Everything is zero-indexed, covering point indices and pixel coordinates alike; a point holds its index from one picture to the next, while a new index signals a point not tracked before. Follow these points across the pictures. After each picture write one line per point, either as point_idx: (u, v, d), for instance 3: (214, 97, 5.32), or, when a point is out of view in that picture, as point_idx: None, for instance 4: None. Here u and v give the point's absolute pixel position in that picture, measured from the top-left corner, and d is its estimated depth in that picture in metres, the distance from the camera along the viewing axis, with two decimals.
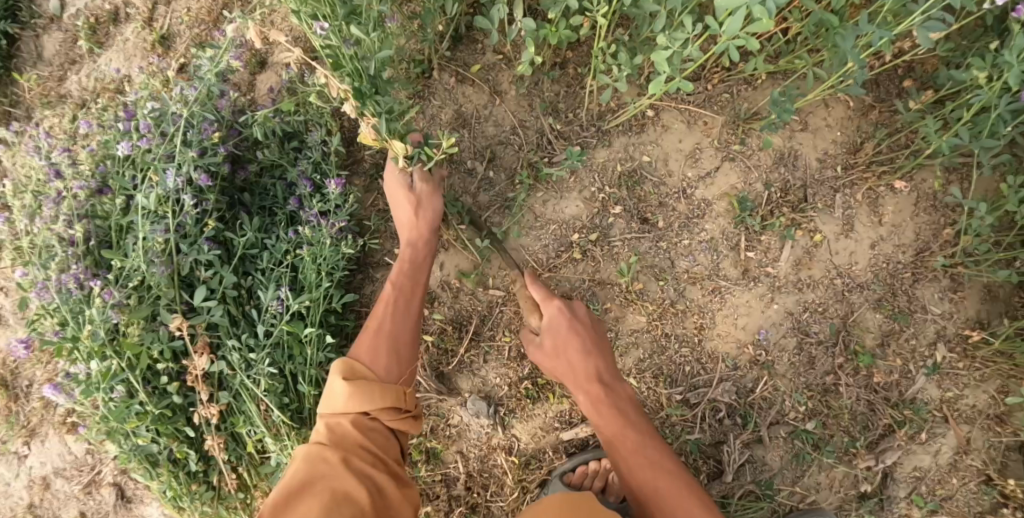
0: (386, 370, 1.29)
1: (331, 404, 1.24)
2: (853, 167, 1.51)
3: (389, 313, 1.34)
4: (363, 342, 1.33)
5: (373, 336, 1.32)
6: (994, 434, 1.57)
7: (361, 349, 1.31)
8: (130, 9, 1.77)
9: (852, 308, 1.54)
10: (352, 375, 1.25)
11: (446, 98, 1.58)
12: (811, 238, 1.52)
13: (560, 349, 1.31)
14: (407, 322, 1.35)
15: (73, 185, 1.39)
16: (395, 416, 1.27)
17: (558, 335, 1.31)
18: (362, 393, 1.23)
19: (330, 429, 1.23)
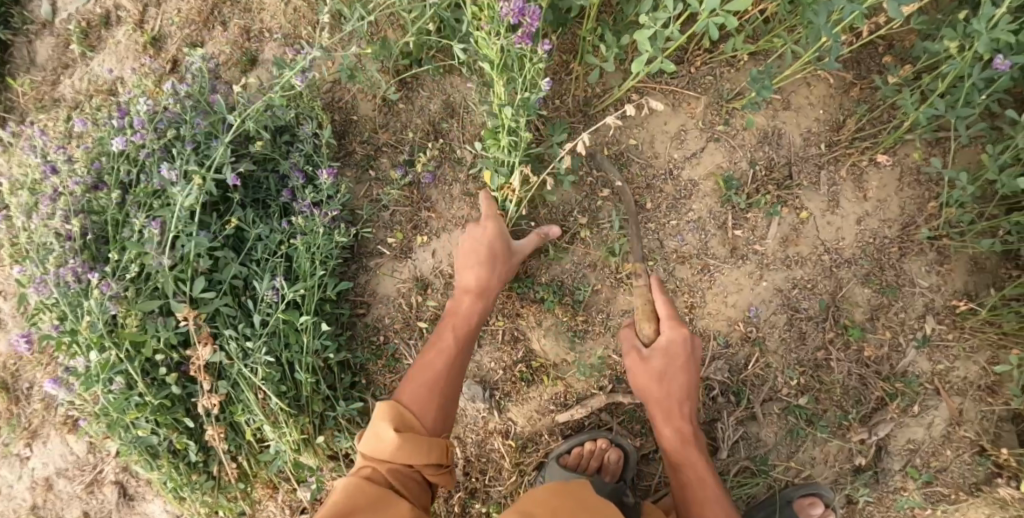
0: (431, 424, 1.27)
1: (376, 448, 1.23)
2: (836, 144, 1.53)
3: (444, 368, 1.32)
4: (411, 389, 1.30)
5: (425, 386, 1.30)
6: (987, 405, 1.59)
7: (409, 396, 1.29)
8: (121, 12, 1.80)
9: (840, 283, 1.56)
10: (401, 425, 1.24)
11: (435, 89, 1.61)
12: (797, 215, 1.54)
13: (668, 376, 1.31)
14: (455, 379, 1.33)
15: (69, 181, 1.40)
16: (435, 471, 1.26)
17: (669, 359, 1.30)
18: (409, 447, 1.21)
19: (374, 473, 1.21)
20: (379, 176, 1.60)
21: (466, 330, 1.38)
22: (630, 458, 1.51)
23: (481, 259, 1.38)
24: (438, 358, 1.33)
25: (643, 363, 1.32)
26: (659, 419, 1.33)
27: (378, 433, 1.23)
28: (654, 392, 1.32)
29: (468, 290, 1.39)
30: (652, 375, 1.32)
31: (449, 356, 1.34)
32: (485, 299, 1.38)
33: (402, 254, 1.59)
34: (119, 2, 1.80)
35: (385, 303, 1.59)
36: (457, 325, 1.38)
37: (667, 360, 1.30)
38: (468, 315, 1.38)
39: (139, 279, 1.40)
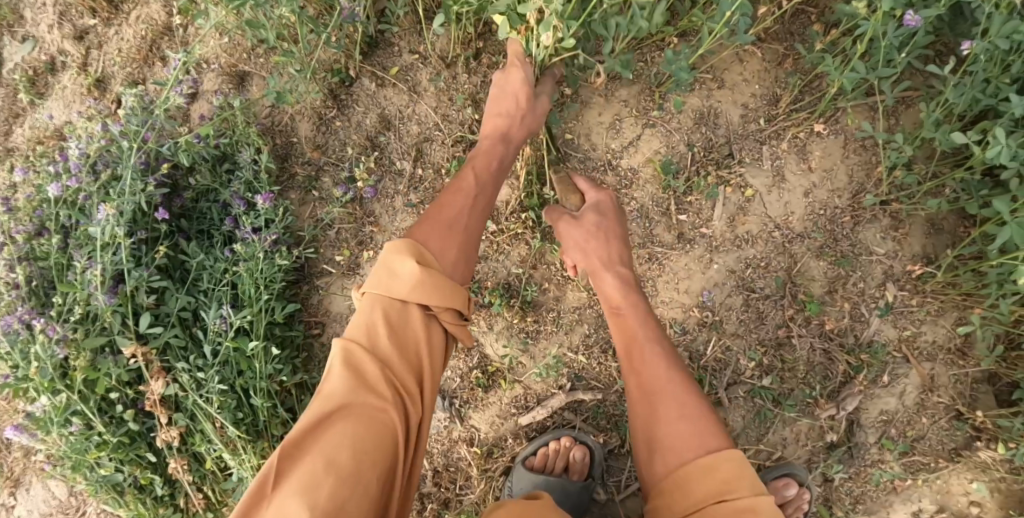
0: (452, 267, 1.12)
1: (389, 287, 1.06)
2: (775, 119, 1.51)
3: (468, 208, 1.18)
4: (429, 224, 1.15)
5: (445, 224, 1.15)
6: (958, 368, 1.56)
7: (427, 232, 1.13)
8: (64, 57, 1.77)
9: (794, 258, 1.54)
10: (422, 261, 1.07)
11: (369, 103, 1.61)
12: (742, 193, 1.53)
13: (604, 231, 1.29)
14: (476, 224, 1.19)
15: (11, 231, 1.41)
16: (456, 322, 1.10)
17: (605, 214, 1.32)
18: (432, 287, 1.05)
19: (385, 322, 1.04)
20: (322, 196, 1.60)
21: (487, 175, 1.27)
22: (597, 454, 1.49)
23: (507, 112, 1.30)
24: (460, 196, 1.20)
25: (576, 221, 1.31)
26: (599, 267, 1.26)
27: (393, 268, 1.06)
28: (590, 243, 1.28)
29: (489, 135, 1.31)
30: (588, 232, 1.29)
31: (470, 198, 1.21)
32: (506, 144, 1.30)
33: (350, 269, 1.59)
34: (61, 47, 1.77)
35: (340, 320, 1.59)
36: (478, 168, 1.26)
37: (598, 215, 1.31)
38: (491, 161, 1.28)
39: (88, 319, 1.40)
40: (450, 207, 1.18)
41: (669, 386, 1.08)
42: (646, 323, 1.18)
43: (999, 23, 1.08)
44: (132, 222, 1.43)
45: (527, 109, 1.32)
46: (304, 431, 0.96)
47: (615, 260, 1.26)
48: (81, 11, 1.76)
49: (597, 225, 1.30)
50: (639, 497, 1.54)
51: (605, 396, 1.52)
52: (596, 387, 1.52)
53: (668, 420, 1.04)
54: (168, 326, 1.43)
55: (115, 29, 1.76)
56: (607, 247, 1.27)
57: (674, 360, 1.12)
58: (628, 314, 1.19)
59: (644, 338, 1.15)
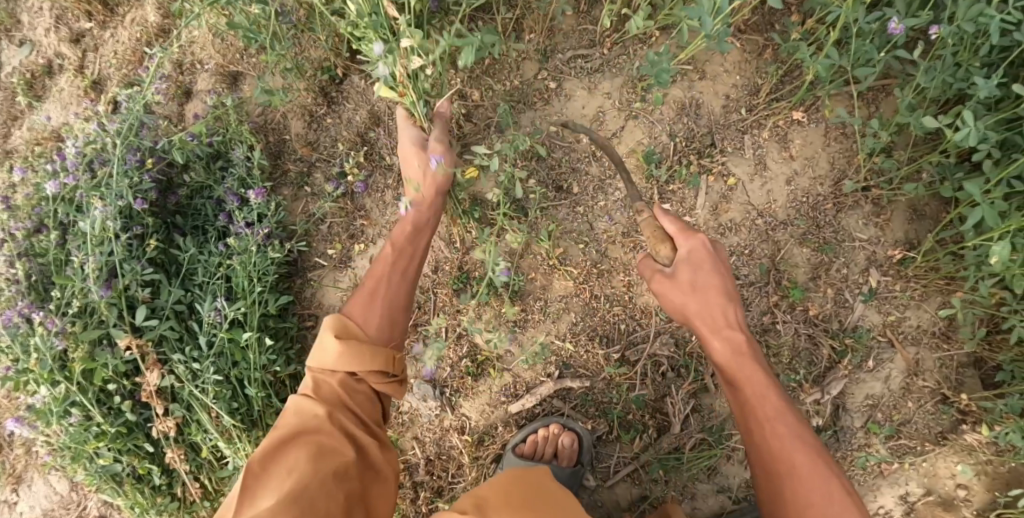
0: (378, 333, 1.27)
1: (320, 358, 1.22)
2: (756, 108, 1.54)
3: (389, 276, 1.32)
4: (358, 299, 1.31)
5: (367, 296, 1.30)
6: (942, 351, 1.57)
7: (354, 306, 1.30)
8: (62, 60, 1.82)
9: (778, 245, 1.56)
10: (344, 334, 1.23)
11: (359, 100, 1.64)
12: (725, 182, 1.55)
13: (701, 288, 1.21)
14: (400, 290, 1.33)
15: (10, 228, 1.45)
16: (383, 381, 1.24)
17: (700, 267, 1.22)
18: (352, 355, 1.20)
19: (317, 382, 1.21)
20: (314, 191, 1.64)
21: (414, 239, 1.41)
22: (585, 440, 1.51)
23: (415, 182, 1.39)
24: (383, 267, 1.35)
25: (672, 281, 1.23)
26: (704, 331, 1.22)
27: (321, 343, 1.23)
28: (688, 302, 1.22)
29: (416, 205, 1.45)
30: (684, 288, 1.22)
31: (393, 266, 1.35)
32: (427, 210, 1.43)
33: (342, 263, 1.62)
34: (58, 50, 1.82)
35: (333, 313, 1.62)
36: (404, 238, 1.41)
37: (694, 269, 1.22)
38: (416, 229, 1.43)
39: (86, 313, 1.44)
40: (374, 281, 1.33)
41: (794, 459, 1.08)
42: (768, 393, 1.15)
43: (965, 7, 1.11)
44: (129, 218, 1.47)
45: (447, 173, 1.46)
46: (266, 453, 1.11)
47: (720, 319, 1.21)
48: (78, 15, 1.81)
49: (691, 281, 1.22)
50: (628, 483, 1.57)
51: (593, 383, 1.55)
52: (584, 374, 1.55)
53: (810, 504, 1.05)
54: (164, 319, 1.47)
55: (110, 31, 1.81)
56: (712, 307, 1.21)
57: (805, 435, 1.10)
58: (744, 382, 1.17)
59: (768, 410, 1.13)
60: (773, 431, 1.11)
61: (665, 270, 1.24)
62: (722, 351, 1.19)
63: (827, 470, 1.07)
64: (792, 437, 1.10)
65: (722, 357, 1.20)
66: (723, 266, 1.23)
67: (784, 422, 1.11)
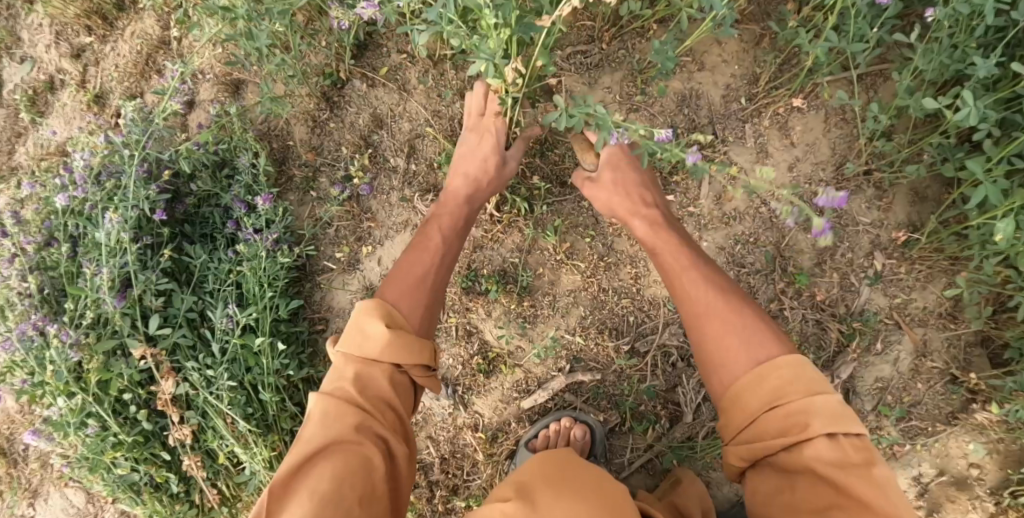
0: (418, 323, 1.21)
1: (363, 347, 1.13)
2: (755, 97, 1.55)
3: (432, 267, 1.28)
4: (397, 285, 1.24)
5: (411, 283, 1.24)
6: (950, 331, 1.60)
7: (395, 291, 1.23)
8: (63, 75, 1.83)
9: (782, 233, 1.58)
10: (391, 323, 1.16)
11: (361, 104, 1.65)
12: (727, 171, 1.56)
13: (622, 184, 1.38)
14: (441, 283, 1.29)
15: (21, 242, 1.45)
16: (423, 375, 1.18)
17: (618, 167, 1.40)
18: (400, 346, 1.13)
19: (358, 377, 1.11)
20: (320, 196, 1.64)
21: (453, 232, 1.36)
22: (597, 432, 1.52)
23: (475, 177, 1.40)
24: (426, 255, 1.29)
25: (596, 182, 1.40)
26: (624, 215, 1.35)
27: (364, 329, 1.14)
28: (613, 199, 1.37)
29: (454, 195, 1.40)
30: (607, 187, 1.39)
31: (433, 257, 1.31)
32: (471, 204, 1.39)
33: (350, 266, 1.62)
34: (60, 65, 1.83)
35: (342, 315, 1.62)
36: (443, 228, 1.36)
37: (614, 169, 1.40)
38: (454, 219, 1.37)
39: (99, 324, 1.44)
40: (417, 269, 1.27)
41: (715, 302, 1.14)
42: (680, 253, 1.24)
43: None
44: (139, 229, 1.47)
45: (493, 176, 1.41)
46: (286, 474, 1.01)
47: (637, 203, 1.35)
48: (78, 30, 1.82)
49: (610, 178, 1.39)
50: (643, 474, 1.58)
51: (604, 376, 1.56)
52: (594, 367, 1.56)
53: (726, 343, 1.08)
54: (177, 328, 1.47)
55: (111, 45, 1.82)
56: (631, 194, 1.36)
57: (721, 285, 1.16)
58: (663, 250, 1.27)
59: (683, 270, 1.21)
60: (689, 282, 1.19)
61: (591, 175, 1.42)
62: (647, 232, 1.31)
63: (739, 307, 1.12)
64: (709, 289, 1.15)
65: (642, 231, 1.31)
66: (639, 168, 1.40)
67: (700, 278, 1.18)
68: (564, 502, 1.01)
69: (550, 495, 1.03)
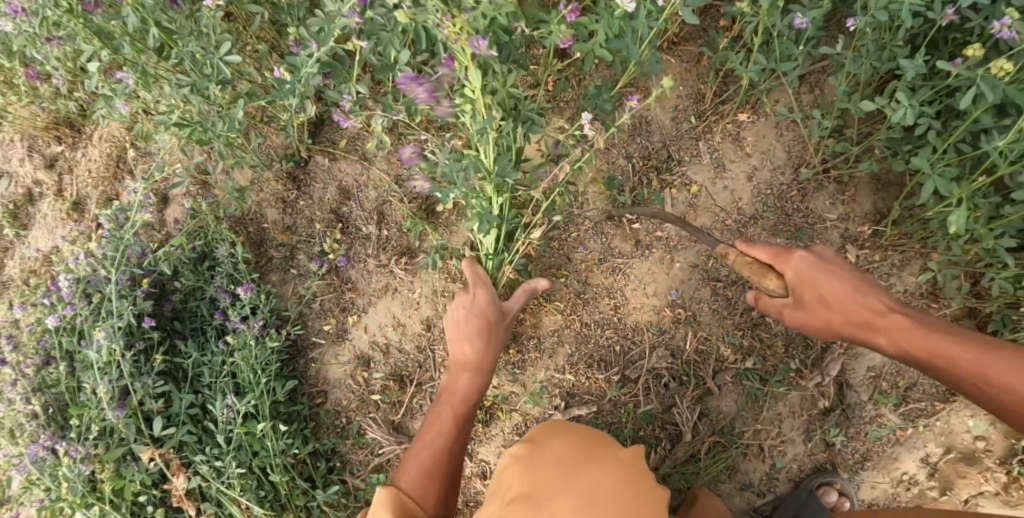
0: (431, 508, 1.20)
1: None
2: (704, 115, 1.58)
3: (444, 446, 1.28)
4: (411, 475, 1.23)
5: (426, 469, 1.24)
6: (935, 311, 1.60)
7: (409, 480, 1.22)
8: (41, 187, 1.71)
9: (752, 241, 1.60)
10: (403, 512, 1.15)
11: (327, 178, 1.68)
12: (688, 191, 1.59)
13: (830, 300, 1.14)
14: (455, 460, 1.29)
15: (21, 365, 1.46)
16: None
17: (816, 283, 1.14)
18: None
19: None
20: (301, 272, 1.66)
21: (463, 410, 1.36)
22: None
23: (477, 330, 1.39)
24: (437, 436, 1.30)
25: (797, 307, 1.17)
26: (864, 330, 1.15)
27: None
28: (831, 319, 1.15)
29: (463, 364, 1.39)
30: (817, 306, 1.15)
31: (446, 437, 1.31)
32: (480, 372, 1.38)
33: (339, 337, 1.65)
34: (36, 178, 1.71)
35: (339, 387, 1.64)
36: (453, 405, 1.36)
37: (815, 287, 1.14)
38: (464, 395, 1.36)
39: (105, 433, 1.45)
40: (429, 454, 1.27)
41: None
42: (959, 351, 1.07)
43: None
44: (130, 336, 1.49)
45: (491, 324, 1.40)
46: None
47: (866, 312, 1.14)
48: (48, 140, 1.71)
49: (817, 300, 1.14)
50: None
51: (600, 407, 1.60)
52: (589, 399, 1.60)
53: None
54: (182, 425, 1.49)
55: (81, 151, 1.70)
56: (858, 304, 1.14)
57: None
58: (935, 355, 1.10)
59: (987, 369, 1.04)
60: (1011, 382, 1.03)
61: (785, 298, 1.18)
62: (892, 343, 1.14)
63: None
64: None
65: (896, 348, 1.13)
66: (835, 265, 1.16)
67: (1018, 367, 1.03)
68: (560, 441, 1.05)
69: (548, 436, 1.06)
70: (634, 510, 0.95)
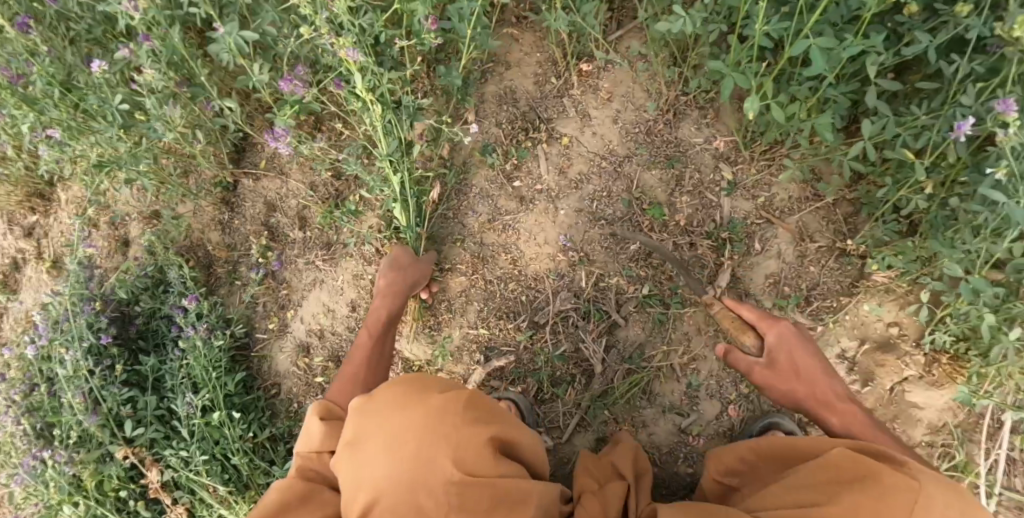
0: None
1: (307, 443, 1.29)
2: (562, 73, 1.73)
3: (364, 359, 1.49)
4: (338, 386, 1.44)
5: (349, 380, 1.44)
6: (824, 211, 1.70)
7: (338, 392, 1.42)
8: (24, 253, 2.01)
9: (630, 178, 1.72)
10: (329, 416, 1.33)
11: (254, 197, 1.87)
12: (561, 143, 1.73)
13: (799, 370, 1.38)
14: (377, 371, 1.49)
15: (11, 393, 1.71)
16: None
17: (790, 350, 1.40)
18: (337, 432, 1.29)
19: (303, 466, 1.27)
20: (242, 282, 1.87)
21: (382, 328, 1.56)
22: (521, 403, 1.68)
23: (387, 271, 1.60)
24: (359, 354, 1.50)
25: (771, 369, 1.40)
26: (819, 405, 1.37)
27: (309, 428, 1.31)
28: (796, 386, 1.38)
29: (379, 293, 1.58)
30: (788, 372, 1.39)
31: (367, 352, 1.51)
32: (393, 296, 1.57)
33: (282, 331, 1.84)
34: (18, 247, 2.01)
35: (289, 376, 1.84)
36: (373, 325, 1.56)
37: (789, 353, 1.40)
38: (381, 316, 1.56)
39: (86, 440, 1.66)
40: (352, 367, 1.47)
41: None
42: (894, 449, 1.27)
43: None
44: (98, 354, 1.70)
45: (400, 269, 1.61)
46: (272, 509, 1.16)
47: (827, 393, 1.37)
48: (23, 213, 2.01)
49: (789, 365, 1.39)
50: (582, 432, 1.71)
51: (518, 355, 1.73)
52: (507, 350, 1.73)
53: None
54: (150, 425, 1.68)
55: (51, 216, 1.99)
56: (820, 384, 1.38)
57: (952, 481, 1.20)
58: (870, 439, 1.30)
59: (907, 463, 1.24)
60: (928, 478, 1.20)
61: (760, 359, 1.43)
62: (842, 423, 1.34)
63: None
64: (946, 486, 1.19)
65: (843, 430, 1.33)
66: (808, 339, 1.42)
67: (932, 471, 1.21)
68: (395, 386, 1.25)
69: (389, 385, 1.26)
70: (446, 439, 1.15)
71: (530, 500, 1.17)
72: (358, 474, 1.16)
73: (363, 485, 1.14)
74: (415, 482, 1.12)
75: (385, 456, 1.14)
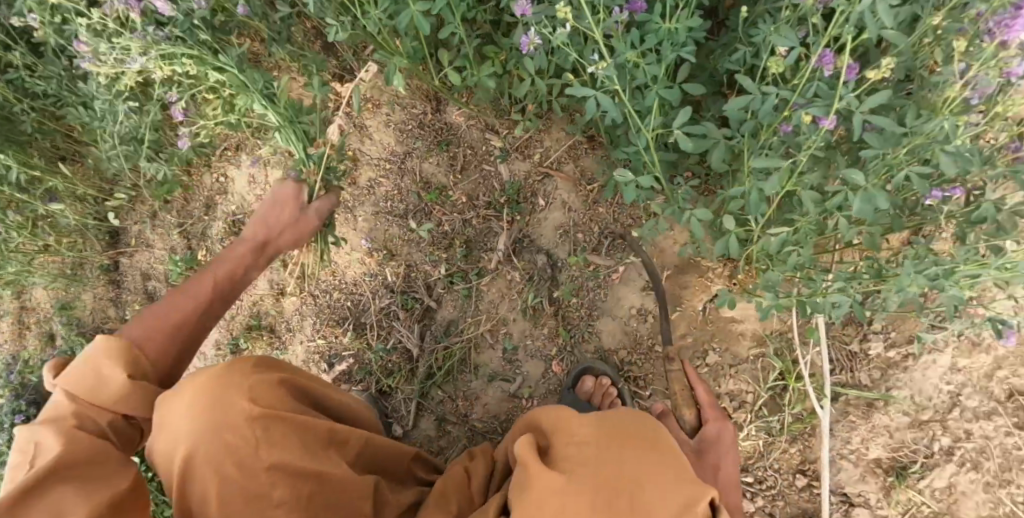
0: (160, 363, 1.23)
1: (93, 390, 1.12)
2: (334, 96, 1.88)
3: (192, 308, 1.32)
4: (147, 324, 1.24)
5: (168, 326, 1.26)
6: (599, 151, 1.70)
7: (143, 330, 1.23)
8: None
9: (413, 171, 1.82)
10: (132, 369, 1.16)
11: (132, 271, 2.13)
12: (348, 158, 1.88)
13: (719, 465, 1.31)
14: (200, 326, 1.33)
15: None
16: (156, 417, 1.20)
17: (712, 443, 1.36)
18: (137, 393, 1.14)
19: (78, 415, 1.09)
20: None
21: (228, 280, 1.43)
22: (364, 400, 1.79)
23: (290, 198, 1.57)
24: (191, 298, 1.33)
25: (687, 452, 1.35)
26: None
27: (98, 373, 1.13)
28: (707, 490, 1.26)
29: (256, 236, 1.52)
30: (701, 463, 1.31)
31: (198, 301, 1.34)
32: (264, 244, 1.52)
33: None
34: None
35: None
36: (218, 276, 1.42)
37: (711, 447, 1.35)
38: (229, 271, 1.44)
39: None
40: (180, 309, 1.30)
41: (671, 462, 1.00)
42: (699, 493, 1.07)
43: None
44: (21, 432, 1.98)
45: (297, 217, 1.58)
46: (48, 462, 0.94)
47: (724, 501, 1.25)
48: None
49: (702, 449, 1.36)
50: (424, 415, 1.79)
51: (354, 357, 1.85)
52: (344, 354, 1.86)
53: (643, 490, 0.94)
54: None
55: None
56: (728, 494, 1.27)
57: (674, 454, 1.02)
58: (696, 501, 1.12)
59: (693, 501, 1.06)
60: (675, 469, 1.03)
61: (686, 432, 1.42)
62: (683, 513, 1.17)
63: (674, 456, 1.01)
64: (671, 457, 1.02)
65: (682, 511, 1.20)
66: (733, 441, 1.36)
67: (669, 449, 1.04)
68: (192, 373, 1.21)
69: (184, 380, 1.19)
70: (240, 383, 1.16)
71: (334, 438, 1.21)
72: (167, 435, 1.13)
73: (176, 446, 1.11)
74: (217, 425, 1.11)
75: (191, 410, 1.12)
